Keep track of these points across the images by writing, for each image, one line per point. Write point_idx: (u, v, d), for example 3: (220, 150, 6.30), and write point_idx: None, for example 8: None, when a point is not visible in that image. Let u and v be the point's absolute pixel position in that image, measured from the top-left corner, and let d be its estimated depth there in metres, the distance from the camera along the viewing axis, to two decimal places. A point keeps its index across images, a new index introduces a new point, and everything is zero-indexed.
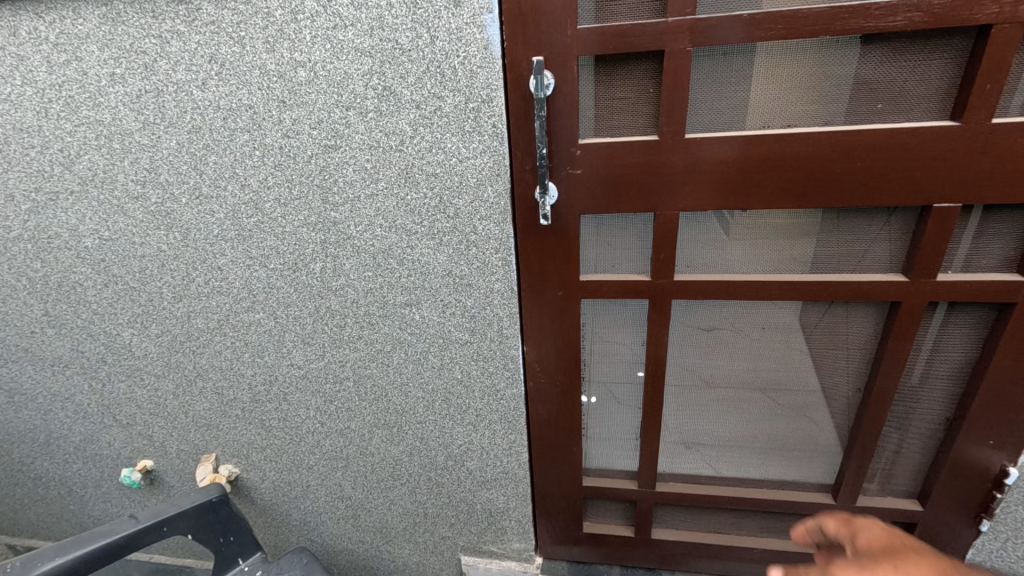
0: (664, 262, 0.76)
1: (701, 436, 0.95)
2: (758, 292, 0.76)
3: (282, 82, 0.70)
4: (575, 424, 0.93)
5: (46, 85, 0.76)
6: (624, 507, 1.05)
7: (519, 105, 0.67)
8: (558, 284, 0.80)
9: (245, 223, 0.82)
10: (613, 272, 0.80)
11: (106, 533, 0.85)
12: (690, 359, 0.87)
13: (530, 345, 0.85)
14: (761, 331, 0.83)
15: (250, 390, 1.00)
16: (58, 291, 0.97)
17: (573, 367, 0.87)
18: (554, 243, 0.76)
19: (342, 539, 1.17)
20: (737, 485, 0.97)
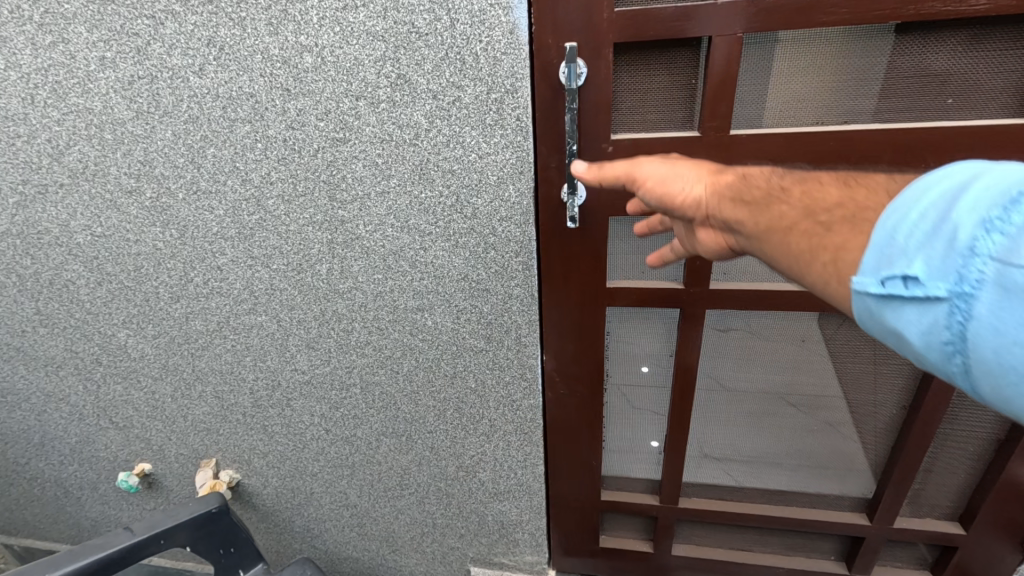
0: (699, 270, 0.72)
1: (729, 449, 0.92)
2: (803, 303, 0.72)
3: (286, 69, 0.64)
4: (596, 437, 0.88)
5: (31, 69, 0.70)
6: (643, 521, 1.01)
7: (546, 99, 0.61)
8: (583, 292, 0.74)
9: (246, 220, 0.76)
10: (643, 279, 0.75)
11: (100, 547, 0.80)
12: (725, 370, 0.84)
13: (549, 354, 0.80)
14: (798, 344, 0.79)
15: (251, 395, 0.95)
16: (49, 289, 0.91)
17: (595, 378, 0.82)
18: (581, 249, 0.71)
19: (347, 547, 1.13)
20: (763, 500, 0.94)
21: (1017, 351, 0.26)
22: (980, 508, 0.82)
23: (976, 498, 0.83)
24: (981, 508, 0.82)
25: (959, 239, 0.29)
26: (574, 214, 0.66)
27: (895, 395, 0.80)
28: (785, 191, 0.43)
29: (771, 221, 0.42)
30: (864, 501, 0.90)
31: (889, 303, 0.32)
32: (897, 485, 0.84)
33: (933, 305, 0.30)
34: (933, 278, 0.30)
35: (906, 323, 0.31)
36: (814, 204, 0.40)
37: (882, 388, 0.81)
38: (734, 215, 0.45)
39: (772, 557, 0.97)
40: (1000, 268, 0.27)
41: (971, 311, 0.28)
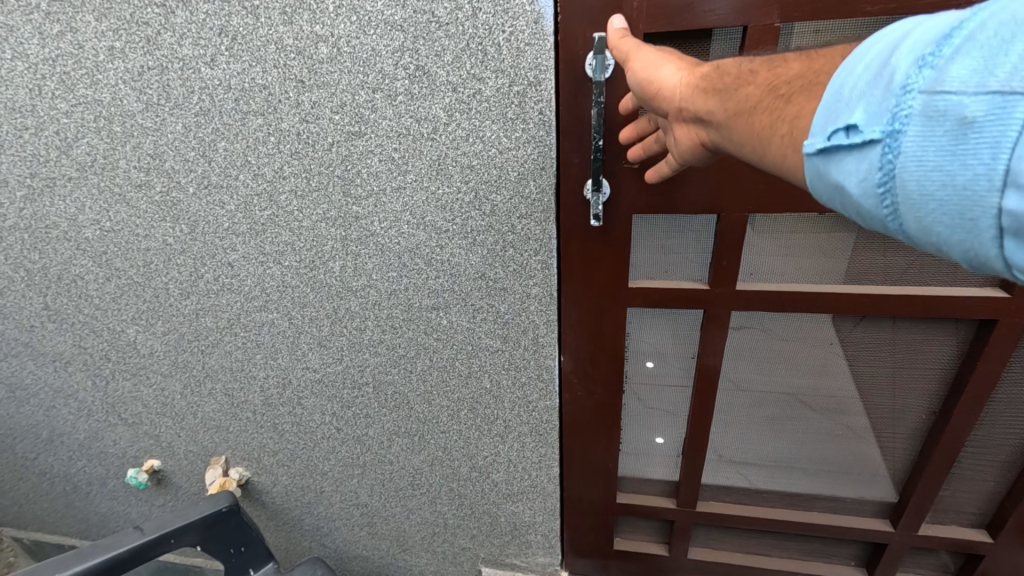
0: (727, 270, 0.69)
1: (748, 455, 0.93)
2: (833, 304, 0.70)
3: (300, 60, 0.62)
4: (614, 440, 0.86)
5: (39, 59, 0.68)
6: (658, 525, 1.01)
7: (570, 92, 0.58)
8: (605, 293, 0.73)
9: (258, 215, 0.75)
10: (667, 279, 0.73)
11: (108, 547, 0.78)
12: (745, 373, 0.83)
13: (567, 355, 0.78)
14: (823, 348, 0.78)
15: (262, 393, 0.94)
16: (58, 284, 0.90)
17: (613, 380, 0.80)
18: (605, 250, 0.69)
19: (356, 546, 1.12)
20: (782, 506, 0.95)
21: (936, 179, 0.28)
22: (1009, 516, 0.82)
23: (1004, 505, 0.83)
24: (1010, 515, 0.82)
25: (894, 80, 0.30)
26: (599, 212, 0.64)
27: (923, 398, 0.80)
28: (747, 69, 0.41)
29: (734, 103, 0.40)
30: (887, 506, 0.90)
31: (831, 156, 0.33)
32: (924, 493, 0.84)
33: (869, 149, 0.31)
34: (870, 122, 0.31)
35: (845, 173, 0.33)
36: (776, 79, 0.39)
37: (911, 393, 0.80)
38: (699, 104, 0.43)
39: (791, 562, 0.98)
40: (927, 101, 0.28)
41: (900, 146, 0.30)
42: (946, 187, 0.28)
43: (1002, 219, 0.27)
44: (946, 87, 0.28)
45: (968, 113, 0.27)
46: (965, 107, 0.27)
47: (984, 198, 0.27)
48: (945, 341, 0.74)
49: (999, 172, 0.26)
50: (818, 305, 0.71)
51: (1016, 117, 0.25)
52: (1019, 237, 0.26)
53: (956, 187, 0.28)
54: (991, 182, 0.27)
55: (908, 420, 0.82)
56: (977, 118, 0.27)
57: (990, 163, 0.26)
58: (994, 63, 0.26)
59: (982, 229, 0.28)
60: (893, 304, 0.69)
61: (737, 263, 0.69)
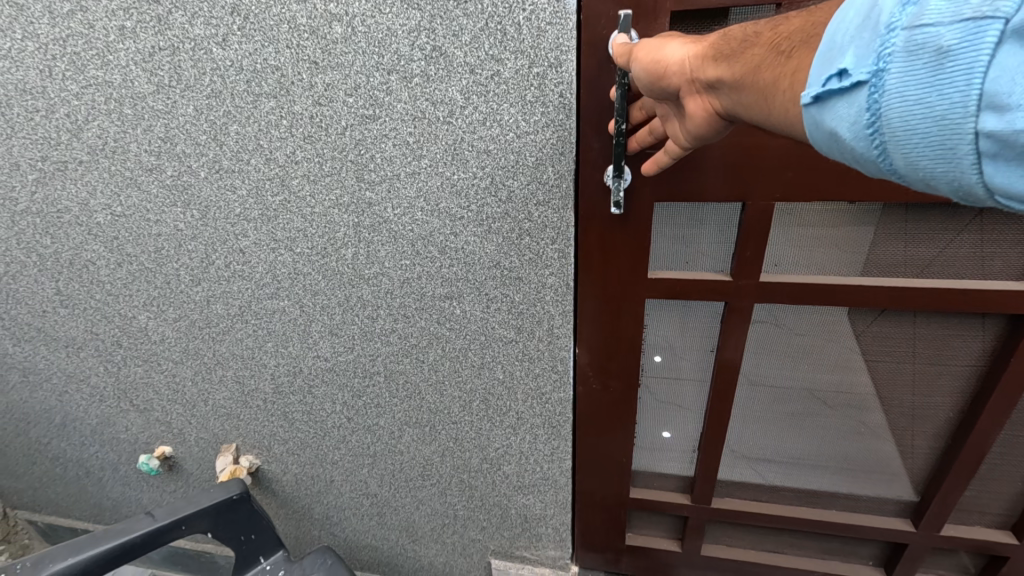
0: (751, 261, 0.67)
1: (765, 452, 0.92)
2: (859, 298, 0.68)
3: (314, 40, 0.60)
4: (628, 434, 0.85)
5: (49, 40, 0.67)
6: (672, 521, 1.02)
7: (590, 74, 0.56)
8: (623, 285, 0.71)
9: (270, 201, 0.73)
10: (687, 270, 0.71)
11: (120, 532, 0.78)
12: (766, 368, 0.82)
13: (582, 347, 0.77)
14: (848, 342, 0.76)
15: (273, 381, 0.93)
16: (70, 270, 0.90)
17: (629, 373, 0.79)
18: (625, 241, 0.67)
19: (366, 535, 1.12)
20: (797, 505, 0.95)
21: (918, 115, 0.27)
22: None
23: None
24: None
25: (881, 17, 0.29)
26: (620, 200, 0.62)
27: (950, 395, 0.78)
28: (750, 31, 0.39)
29: (739, 64, 0.38)
30: (907, 505, 0.91)
31: (823, 105, 0.31)
32: (949, 497, 0.84)
33: (856, 92, 0.30)
34: (856, 65, 0.29)
35: (836, 121, 0.31)
36: (777, 37, 0.37)
37: (937, 389, 0.78)
38: (704, 71, 0.40)
39: (810, 561, 1.00)
40: (908, 35, 0.27)
41: (886, 86, 0.28)
42: (927, 121, 0.27)
43: (984, 146, 0.25)
44: (924, 19, 0.26)
45: (944, 42, 0.26)
46: (941, 36, 0.26)
47: (961, 127, 0.26)
48: (977, 337, 0.72)
49: (976, 98, 0.25)
50: (845, 299, 0.68)
51: (988, 41, 0.24)
52: (1003, 164, 0.25)
53: (935, 120, 0.26)
54: (968, 110, 0.25)
55: (933, 417, 0.81)
56: (953, 45, 0.25)
57: (966, 90, 0.25)
58: None
59: (965, 161, 0.26)
60: (924, 297, 0.67)
61: (761, 254, 0.66)
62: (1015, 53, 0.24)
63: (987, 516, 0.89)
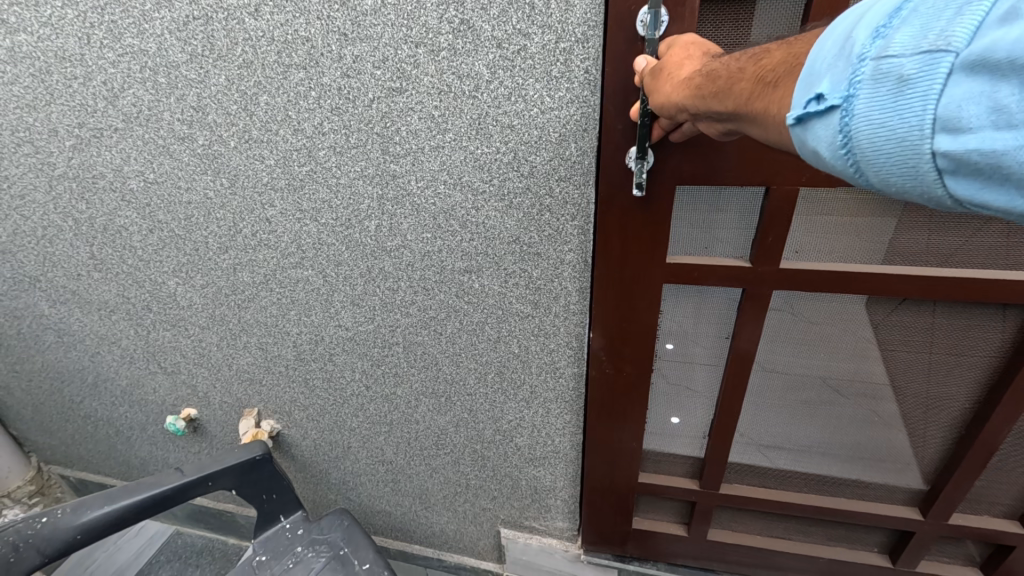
0: (771, 247, 0.67)
1: (775, 439, 0.94)
2: (880, 287, 0.68)
3: (344, 11, 0.61)
4: (640, 417, 0.87)
5: (87, 7, 0.69)
6: (680, 505, 1.05)
7: (615, 48, 0.55)
8: (641, 271, 0.72)
9: (296, 171, 0.75)
10: (705, 256, 0.72)
11: (153, 484, 0.82)
12: (779, 355, 0.82)
13: (597, 332, 0.78)
14: (865, 332, 0.76)
15: (295, 348, 0.96)
16: (103, 235, 0.93)
17: (643, 358, 0.80)
18: (645, 227, 0.68)
19: (380, 501, 1.16)
20: (804, 493, 0.98)
21: (882, 136, 0.30)
22: None
23: None
24: None
25: (854, 50, 0.32)
26: (642, 181, 0.62)
27: (966, 387, 0.78)
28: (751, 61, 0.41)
29: (732, 99, 0.39)
30: (915, 494, 0.93)
31: (805, 126, 0.34)
32: (958, 489, 0.86)
33: (830, 114, 0.32)
34: (831, 90, 0.32)
35: (815, 140, 0.34)
36: (762, 69, 0.39)
37: (954, 379, 0.78)
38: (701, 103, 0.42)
39: (812, 547, 1.05)
40: (875, 65, 0.30)
41: (857, 108, 0.31)
42: (891, 140, 0.30)
43: (940, 162, 0.29)
44: (890, 52, 0.30)
45: (906, 72, 0.29)
46: (903, 66, 0.29)
47: (919, 146, 0.29)
48: (997, 329, 0.72)
49: (930, 121, 0.28)
50: (867, 288, 0.69)
51: (942, 72, 0.28)
52: (958, 175, 0.29)
53: (899, 139, 0.30)
54: (924, 131, 0.29)
55: (947, 406, 0.81)
56: (913, 75, 0.29)
57: (922, 114, 0.28)
58: (928, 27, 0.29)
59: (925, 174, 0.30)
60: (945, 286, 0.67)
61: (783, 240, 0.67)
62: (960, 83, 0.27)
63: (992, 505, 0.91)
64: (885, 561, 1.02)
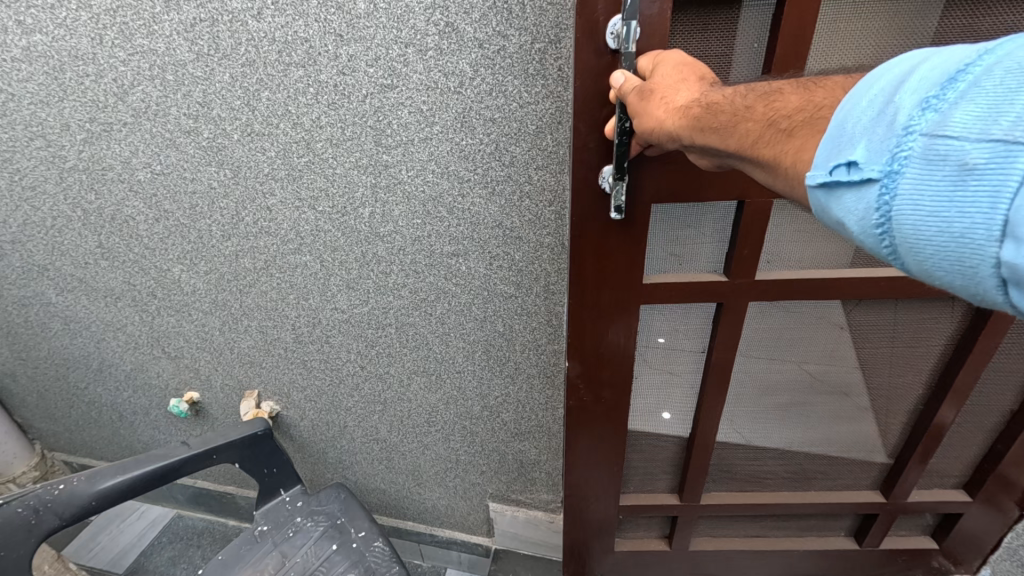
0: (747, 260, 0.74)
1: (752, 440, 1.00)
2: (847, 290, 0.76)
3: (340, 15, 0.67)
4: (618, 430, 0.93)
5: (101, 10, 0.74)
6: (661, 522, 1.14)
7: (589, 58, 0.60)
8: (621, 296, 0.79)
9: (296, 162, 0.81)
10: (685, 272, 0.78)
11: (159, 457, 0.88)
12: (753, 362, 0.90)
13: (574, 360, 0.85)
14: (831, 330, 0.84)
15: (293, 331, 1.02)
16: (111, 224, 0.98)
17: (619, 380, 0.87)
18: (623, 254, 0.74)
19: (375, 479, 1.22)
20: (777, 493, 1.07)
21: (929, 224, 0.32)
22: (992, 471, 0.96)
23: (983, 467, 0.97)
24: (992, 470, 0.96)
25: (898, 120, 0.34)
26: (621, 204, 0.68)
27: (917, 358, 0.87)
28: (745, 101, 0.45)
29: (737, 139, 0.44)
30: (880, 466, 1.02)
31: (837, 190, 0.36)
32: (915, 474, 0.98)
33: (871, 186, 0.34)
34: (872, 160, 0.34)
35: (847, 209, 0.36)
36: (775, 113, 0.43)
37: (906, 355, 0.86)
38: (701, 137, 0.47)
39: (787, 542, 1.14)
40: (929, 144, 0.32)
41: (900, 186, 0.33)
42: (946, 232, 0.31)
43: (1001, 269, 0.29)
44: (948, 132, 0.31)
45: (970, 160, 0.30)
46: (968, 153, 0.30)
47: (982, 246, 0.30)
48: (938, 305, 0.80)
49: (997, 223, 0.29)
50: (837, 292, 0.77)
51: (1015, 169, 0.28)
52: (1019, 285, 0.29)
53: (954, 233, 0.31)
54: (989, 232, 0.29)
55: (902, 378, 0.89)
56: (979, 163, 0.29)
57: (988, 212, 0.29)
58: (995, 113, 0.30)
59: (984, 275, 0.30)
60: (903, 286, 0.75)
61: (757, 253, 0.74)
62: None
63: (944, 477, 1.01)
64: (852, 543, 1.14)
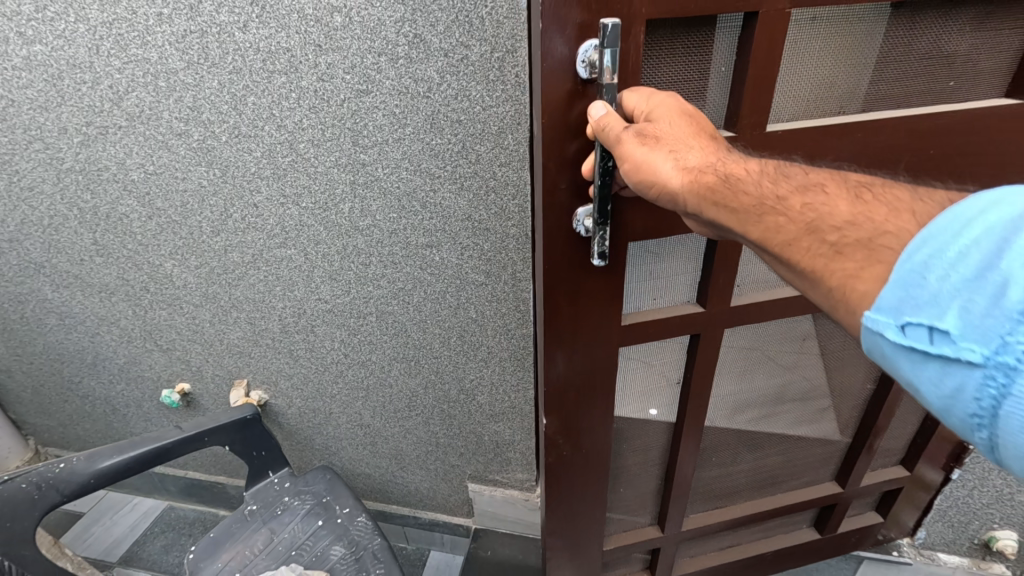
0: (720, 291, 0.82)
1: (725, 453, 1.07)
2: (805, 307, 0.86)
3: (318, 27, 0.74)
4: (598, 469, 0.99)
5: (98, 22, 0.81)
6: (644, 555, 1.19)
7: (559, 87, 0.61)
8: (598, 349, 0.83)
9: (280, 161, 0.88)
10: (665, 304, 0.84)
11: (152, 439, 0.93)
12: (727, 385, 0.98)
13: (553, 417, 0.89)
14: (795, 343, 0.94)
15: (280, 321, 1.08)
16: (106, 222, 1.04)
17: (595, 429, 0.93)
18: (603, 303, 0.78)
19: (360, 464, 1.29)
20: (749, 504, 1.15)
21: None
22: (926, 445, 1.07)
23: (917, 442, 1.08)
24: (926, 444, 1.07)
25: (1010, 304, 0.34)
26: (604, 249, 0.70)
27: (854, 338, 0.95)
28: (774, 194, 0.51)
29: (770, 233, 0.50)
30: (832, 446, 1.10)
31: (936, 361, 0.38)
32: (863, 461, 1.08)
33: (975, 368, 0.36)
34: (982, 345, 0.35)
35: (944, 381, 0.38)
36: (823, 223, 0.47)
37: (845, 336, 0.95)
38: (719, 214, 0.53)
39: (760, 546, 1.22)
40: None
41: (1009, 382, 0.34)
42: None
43: None
44: None
45: None
46: None
47: None
48: None
49: None
50: (798, 310, 0.86)
51: None
52: None
53: None
54: None
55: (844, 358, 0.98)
56: None
57: None
58: None
59: None
60: None
61: (731, 283, 0.81)
62: None
63: (887, 453, 1.11)
64: (813, 533, 1.23)
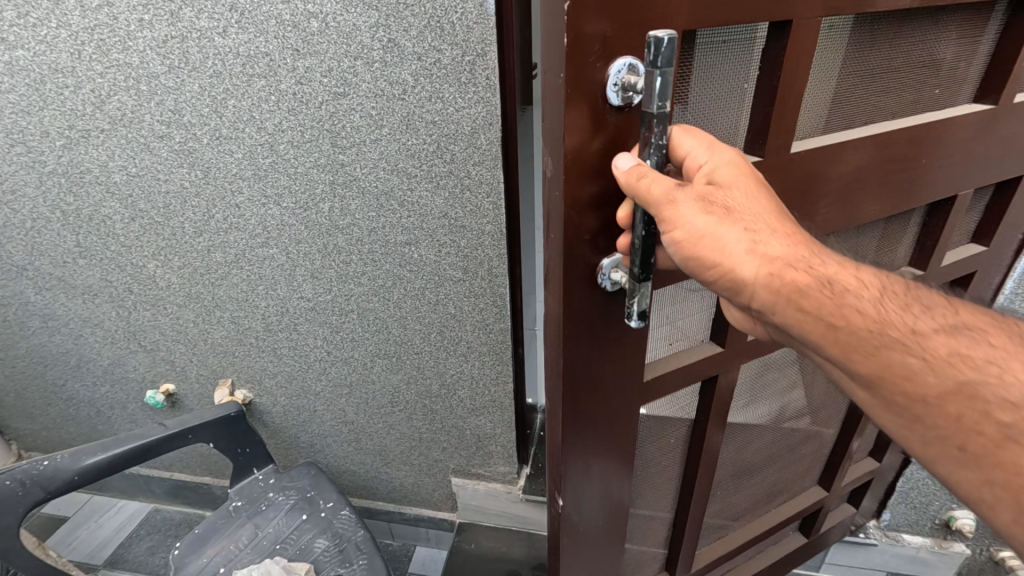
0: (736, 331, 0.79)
1: (730, 482, 1.05)
2: None
3: (295, 32, 0.77)
4: (614, 534, 0.90)
5: (79, 27, 0.83)
6: None
7: (581, 118, 0.50)
8: (618, 415, 0.74)
9: (261, 162, 0.90)
10: (681, 349, 0.80)
11: (137, 437, 0.95)
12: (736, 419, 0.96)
13: (569, 499, 0.78)
14: (788, 363, 0.96)
15: (264, 321, 1.10)
16: (90, 224, 1.06)
17: (612, 495, 0.84)
18: (626, 368, 0.70)
19: (345, 461, 1.31)
20: (747, 523, 1.14)
21: None
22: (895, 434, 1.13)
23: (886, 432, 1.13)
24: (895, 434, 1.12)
25: None
26: (641, 309, 0.60)
27: None
28: (906, 329, 0.48)
29: (890, 365, 0.49)
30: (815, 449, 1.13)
31: None
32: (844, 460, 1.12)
33: None
34: None
35: None
36: (971, 380, 0.46)
37: None
38: (808, 323, 0.51)
39: (758, 564, 1.22)
40: None
41: None
42: None
43: None
44: None
45: None
46: None
47: None
48: None
49: None
50: None
51: None
52: None
53: None
54: None
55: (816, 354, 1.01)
56: None
57: None
58: None
59: None
60: None
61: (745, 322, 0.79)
62: None
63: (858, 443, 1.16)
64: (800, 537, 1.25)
